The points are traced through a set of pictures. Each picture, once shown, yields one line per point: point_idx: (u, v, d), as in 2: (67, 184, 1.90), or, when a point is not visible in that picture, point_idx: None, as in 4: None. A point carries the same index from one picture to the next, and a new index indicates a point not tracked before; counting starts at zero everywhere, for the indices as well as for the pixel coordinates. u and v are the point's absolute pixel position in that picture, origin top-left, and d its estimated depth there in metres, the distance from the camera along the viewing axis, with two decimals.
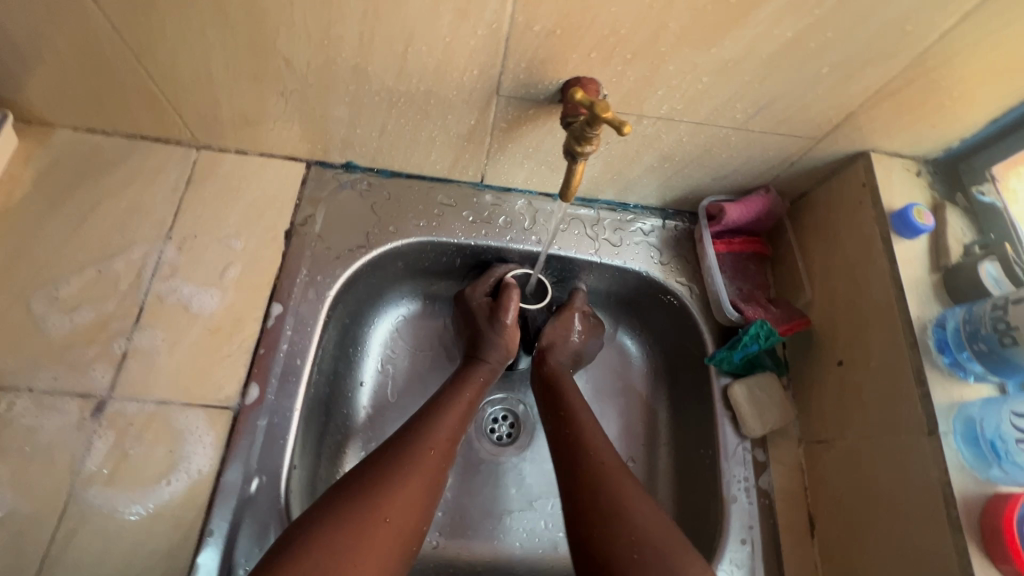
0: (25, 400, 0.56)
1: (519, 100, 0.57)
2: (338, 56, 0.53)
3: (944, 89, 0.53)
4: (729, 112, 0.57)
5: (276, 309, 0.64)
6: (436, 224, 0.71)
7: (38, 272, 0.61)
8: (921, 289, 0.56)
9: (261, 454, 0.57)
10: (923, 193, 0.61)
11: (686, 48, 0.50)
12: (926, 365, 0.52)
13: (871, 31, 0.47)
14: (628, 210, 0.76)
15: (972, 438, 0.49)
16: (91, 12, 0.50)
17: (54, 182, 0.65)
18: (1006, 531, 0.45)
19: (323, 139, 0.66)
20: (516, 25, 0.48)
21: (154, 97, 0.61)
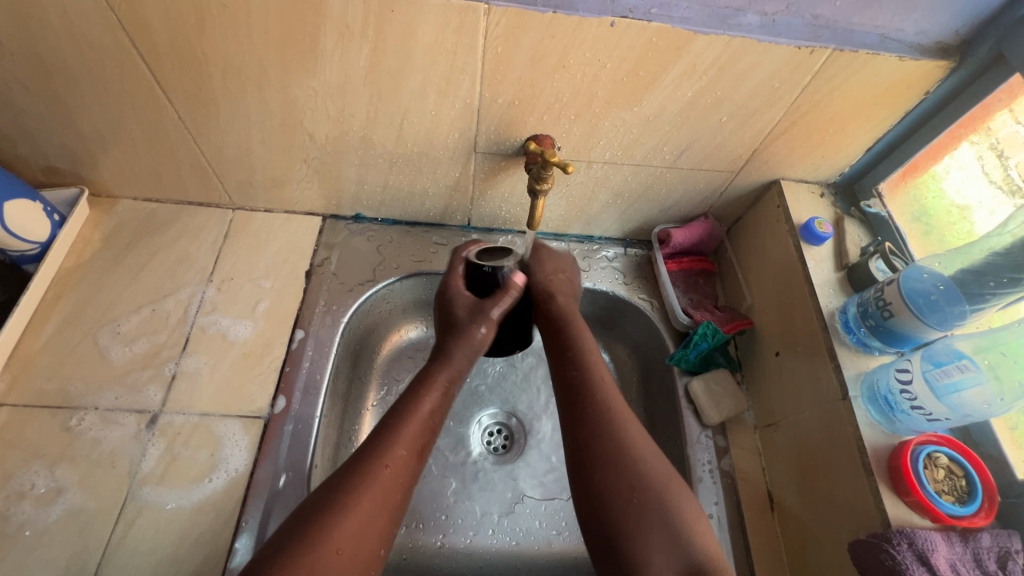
0: (91, 416, 0.66)
1: (492, 155, 0.73)
2: (349, 130, 0.69)
3: (822, 128, 0.68)
4: (659, 155, 0.72)
5: (299, 334, 0.76)
6: (431, 260, 0.85)
7: (103, 314, 0.74)
8: (828, 284, 0.69)
9: (288, 454, 0.67)
10: (826, 209, 0.76)
11: (614, 109, 0.65)
12: (835, 344, 0.63)
13: (750, 89, 0.63)
14: (594, 241, 0.90)
15: (874, 398, 0.59)
16: (164, 108, 0.67)
17: (116, 241, 0.80)
18: (904, 469, 0.54)
19: (337, 195, 0.81)
20: (484, 99, 0.64)
21: (202, 169, 0.77)
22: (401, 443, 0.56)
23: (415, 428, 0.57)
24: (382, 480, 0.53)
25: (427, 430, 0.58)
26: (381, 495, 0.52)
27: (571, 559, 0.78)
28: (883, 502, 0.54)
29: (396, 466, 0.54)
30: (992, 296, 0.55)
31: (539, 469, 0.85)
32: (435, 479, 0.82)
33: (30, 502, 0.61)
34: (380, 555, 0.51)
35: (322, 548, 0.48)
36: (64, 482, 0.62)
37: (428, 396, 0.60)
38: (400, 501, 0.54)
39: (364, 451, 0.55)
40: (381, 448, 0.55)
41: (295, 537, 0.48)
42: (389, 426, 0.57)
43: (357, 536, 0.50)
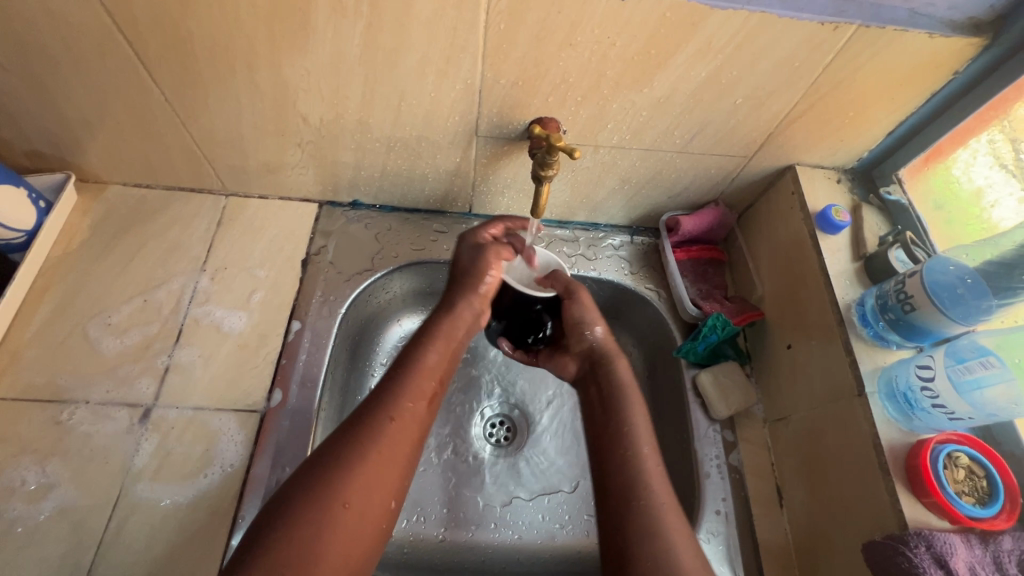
0: (82, 410, 0.65)
1: (495, 139, 0.69)
2: (345, 112, 0.66)
3: (842, 110, 0.65)
4: (669, 139, 0.69)
5: (296, 326, 0.73)
6: (430, 248, 0.82)
7: (93, 305, 0.72)
8: (845, 276, 0.66)
9: (285, 449, 0.65)
10: (843, 196, 0.73)
11: (623, 90, 0.62)
12: (851, 337, 0.61)
13: (768, 68, 0.59)
14: (600, 229, 0.87)
15: (892, 394, 0.57)
16: (149, 89, 0.63)
17: (105, 229, 0.77)
18: (923, 468, 0.52)
19: (334, 181, 0.78)
20: (486, 79, 0.61)
21: (193, 153, 0.73)
22: (410, 398, 0.55)
23: (422, 379, 0.57)
24: (391, 433, 0.52)
25: (433, 381, 0.58)
26: (393, 447, 0.52)
27: (575, 553, 0.77)
28: (900, 503, 0.53)
29: (404, 420, 0.54)
30: (1022, 288, 0.52)
31: (542, 462, 0.83)
32: (436, 472, 0.80)
33: (21, 499, 0.59)
34: (391, 509, 0.51)
35: (328, 504, 0.47)
36: (55, 478, 0.60)
37: (434, 348, 0.60)
38: (413, 451, 0.54)
39: (368, 407, 0.54)
40: (387, 402, 0.54)
41: (298, 502, 0.46)
42: (395, 381, 0.56)
43: (365, 488, 0.49)
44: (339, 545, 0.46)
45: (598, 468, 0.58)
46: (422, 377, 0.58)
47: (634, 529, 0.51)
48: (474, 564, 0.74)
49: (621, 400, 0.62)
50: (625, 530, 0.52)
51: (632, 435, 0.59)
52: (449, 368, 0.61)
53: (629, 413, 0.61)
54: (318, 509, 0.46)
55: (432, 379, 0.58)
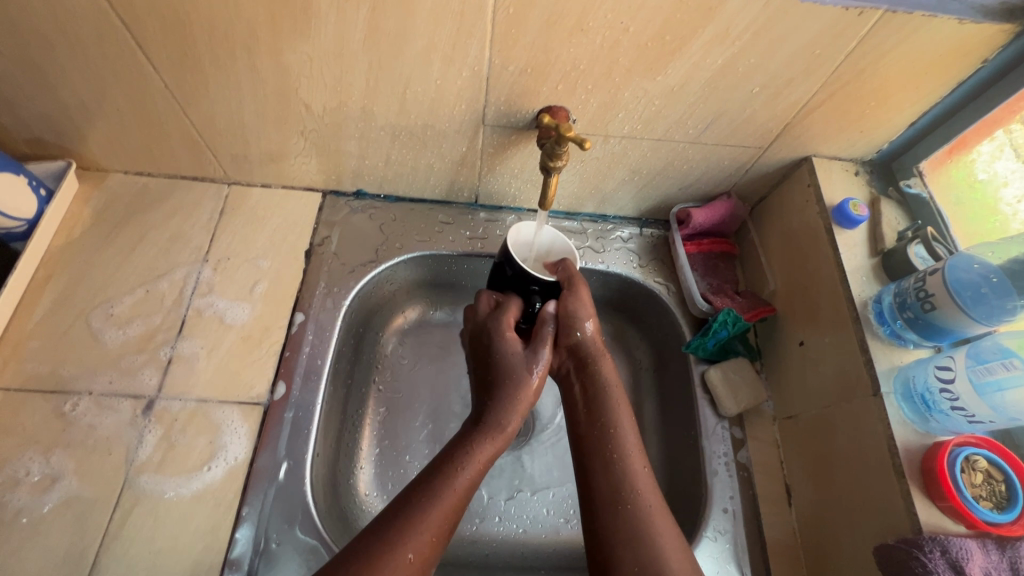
0: (86, 401, 0.64)
1: (502, 128, 0.67)
2: (348, 99, 0.64)
3: (863, 99, 0.62)
4: (682, 129, 0.67)
5: (299, 318, 0.73)
6: (436, 239, 0.81)
7: (95, 295, 0.71)
8: (862, 272, 0.64)
9: (289, 443, 0.65)
10: (861, 189, 0.70)
11: (636, 77, 0.60)
12: (867, 335, 0.59)
13: (787, 56, 0.57)
14: (608, 221, 0.85)
15: (908, 395, 0.55)
16: (149, 75, 0.62)
17: (107, 217, 0.76)
18: (939, 471, 0.51)
19: (338, 170, 0.77)
20: (494, 66, 0.59)
21: (195, 141, 0.72)
22: (434, 529, 0.50)
23: (449, 505, 0.52)
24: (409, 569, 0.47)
25: (462, 508, 0.53)
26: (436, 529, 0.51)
27: (579, 547, 0.76)
28: (914, 505, 0.51)
29: (423, 551, 0.49)
30: None
31: (547, 456, 0.82)
32: None
33: (25, 490, 0.59)
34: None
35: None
36: (59, 470, 0.60)
37: (466, 468, 0.55)
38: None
39: (394, 531, 0.49)
40: (410, 531, 0.49)
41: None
42: (424, 505, 0.51)
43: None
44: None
45: (582, 471, 0.57)
46: (451, 500, 0.53)
47: (618, 535, 0.51)
48: (478, 557, 0.74)
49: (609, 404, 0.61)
50: (611, 537, 0.51)
51: (618, 438, 0.58)
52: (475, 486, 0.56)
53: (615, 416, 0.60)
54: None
55: (459, 505, 0.53)
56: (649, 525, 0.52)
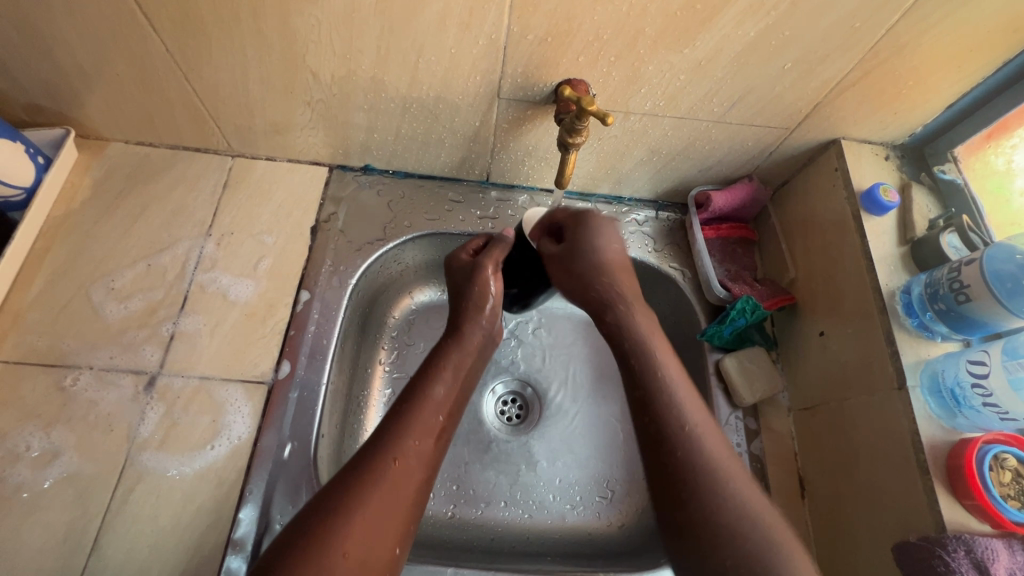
0: (87, 376, 0.63)
1: (518, 102, 0.64)
2: (358, 68, 0.61)
3: (901, 78, 0.59)
4: (707, 107, 0.64)
5: (304, 296, 0.71)
6: (445, 218, 0.78)
7: (96, 268, 0.69)
8: (889, 261, 0.61)
9: (293, 423, 0.64)
10: (891, 175, 0.67)
11: (662, 50, 0.57)
12: (894, 327, 0.57)
13: (825, 29, 0.54)
14: (623, 203, 0.82)
15: (936, 390, 0.53)
16: (149, 38, 0.59)
17: (107, 188, 0.74)
18: (967, 469, 0.49)
19: (345, 144, 0.74)
20: (512, 34, 0.56)
21: (197, 110, 0.69)
22: (415, 434, 0.54)
23: (427, 413, 0.56)
24: (394, 476, 0.50)
25: (441, 414, 0.57)
26: (397, 486, 0.50)
27: (585, 534, 0.75)
28: (939, 502, 0.50)
29: (407, 458, 0.52)
30: None
31: (554, 442, 0.81)
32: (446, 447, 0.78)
33: (26, 465, 0.58)
34: (395, 556, 0.48)
35: (327, 550, 0.45)
36: (61, 445, 0.59)
37: (440, 378, 0.60)
38: (419, 491, 0.52)
39: (377, 442, 0.53)
40: (392, 440, 0.53)
41: (296, 552, 0.44)
42: (404, 413, 0.55)
43: (369, 536, 0.47)
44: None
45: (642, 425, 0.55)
46: (427, 411, 0.57)
47: (694, 506, 0.50)
48: (483, 542, 0.73)
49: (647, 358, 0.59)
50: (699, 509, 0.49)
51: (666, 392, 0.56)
52: (456, 395, 0.61)
53: (656, 371, 0.58)
54: (317, 555, 0.44)
55: (437, 415, 0.57)
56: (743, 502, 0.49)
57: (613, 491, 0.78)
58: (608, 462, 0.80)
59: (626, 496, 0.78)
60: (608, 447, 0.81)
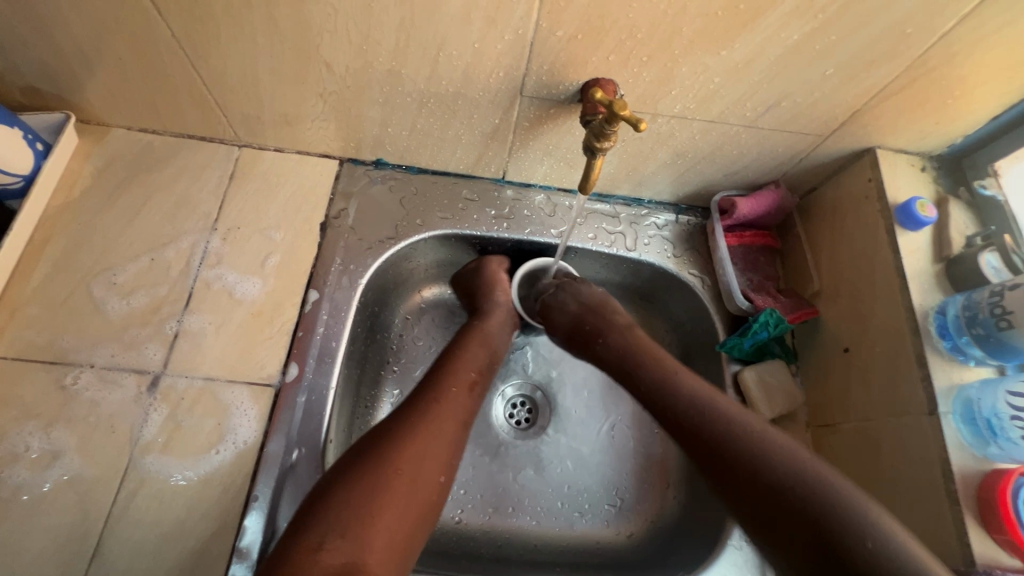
0: (88, 375, 0.61)
1: (541, 100, 0.61)
2: (374, 60, 0.58)
3: (946, 88, 0.56)
4: (739, 111, 0.61)
5: (313, 295, 0.68)
6: (459, 217, 0.76)
7: (97, 261, 0.66)
8: (923, 280, 0.59)
9: (300, 428, 0.62)
10: (927, 187, 0.65)
11: (697, 50, 0.53)
12: (927, 350, 0.55)
13: (873, 34, 0.50)
14: (643, 205, 0.80)
15: (969, 418, 0.51)
16: (154, 22, 0.55)
17: (108, 177, 0.71)
18: (1001, 502, 0.47)
19: (357, 138, 0.71)
20: (540, 30, 0.52)
21: (203, 98, 0.66)
22: (452, 382, 0.59)
23: (460, 367, 0.62)
24: (437, 414, 0.56)
25: (472, 371, 0.62)
26: (441, 423, 0.55)
27: (594, 543, 0.74)
28: (967, 534, 0.49)
29: (447, 402, 0.57)
30: None
31: (563, 447, 0.79)
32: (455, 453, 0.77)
33: (25, 466, 0.56)
34: (442, 483, 0.53)
35: (383, 469, 0.50)
36: (61, 446, 0.57)
37: (472, 343, 0.66)
38: (459, 431, 0.56)
39: (418, 391, 0.58)
40: (435, 385, 0.58)
41: (352, 476, 0.49)
42: (442, 367, 0.62)
43: (420, 460, 0.52)
44: (397, 503, 0.49)
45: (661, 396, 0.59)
46: (460, 366, 0.62)
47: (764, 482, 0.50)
48: (491, 549, 0.72)
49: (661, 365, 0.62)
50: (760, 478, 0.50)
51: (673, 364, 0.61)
52: (487, 359, 0.66)
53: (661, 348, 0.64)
54: (374, 475, 0.49)
55: (469, 370, 0.62)
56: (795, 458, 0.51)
57: (623, 500, 0.77)
58: (619, 470, 0.79)
59: (636, 504, 0.77)
60: (619, 454, 0.80)
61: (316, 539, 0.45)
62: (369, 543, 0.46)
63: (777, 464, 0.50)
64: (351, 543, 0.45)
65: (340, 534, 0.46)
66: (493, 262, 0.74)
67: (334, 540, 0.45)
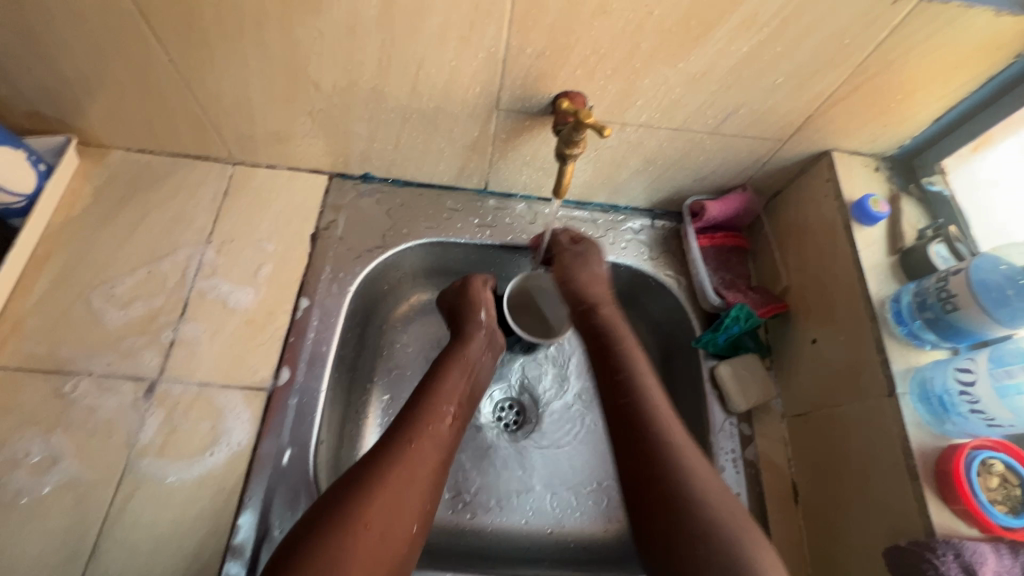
0: (86, 382, 0.63)
1: (516, 113, 0.66)
2: (359, 79, 0.62)
3: (890, 92, 0.61)
4: (701, 118, 0.65)
5: (304, 303, 0.71)
6: (444, 226, 0.79)
7: (96, 274, 0.69)
8: (880, 272, 0.63)
9: (292, 429, 0.64)
10: (881, 186, 0.69)
11: (657, 63, 0.58)
12: (884, 335, 0.59)
13: (815, 44, 0.55)
14: (620, 211, 0.84)
15: (925, 397, 0.55)
16: (153, 48, 0.59)
17: (108, 196, 0.74)
18: (955, 474, 0.50)
19: (345, 153, 0.75)
20: (510, 48, 0.57)
21: (199, 119, 0.70)
22: (427, 420, 0.58)
23: (439, 402, 0.61)
24: (411, 456, 0.54)
25: (451, 404, 0.62)
26: (415, 467, 0.54)
27: (582, 540, 0.75)
28: (928, 508, 0.51)
29: (423, 441, 0.56)
30: None
31: (551, 448, 0.81)
32: None
33: (25, 471, 0.58)
34: (414, 533, 0.52)
35: (351, 523, 0.48)
36: (59, 451, 0.59)
37: (450, 374, 0.65)
38: (435, 471, 0.56)
39: (395, 427, 0.57)
40: (409, 425, 0.57)
41: (322, 527, 0.48)
42: (418, 403, 0.60)
43: (389, 509, 0.50)
44: (363, 560, 0.47)
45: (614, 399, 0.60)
46: (440, 399, 0.61)
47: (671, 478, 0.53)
48: (479, 546, 0.73)
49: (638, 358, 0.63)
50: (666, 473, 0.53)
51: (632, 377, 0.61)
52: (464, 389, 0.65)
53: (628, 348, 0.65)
54: (340, 529, 0.48)
55: (448, 404, 0.61)
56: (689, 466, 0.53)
57: (608, 496, 0.78)
58: (604, 467, 0.80)
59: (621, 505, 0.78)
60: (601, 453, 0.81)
61: None
62: None
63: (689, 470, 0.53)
64: None
65: None
66: (477, 281, 0.75)
67: None
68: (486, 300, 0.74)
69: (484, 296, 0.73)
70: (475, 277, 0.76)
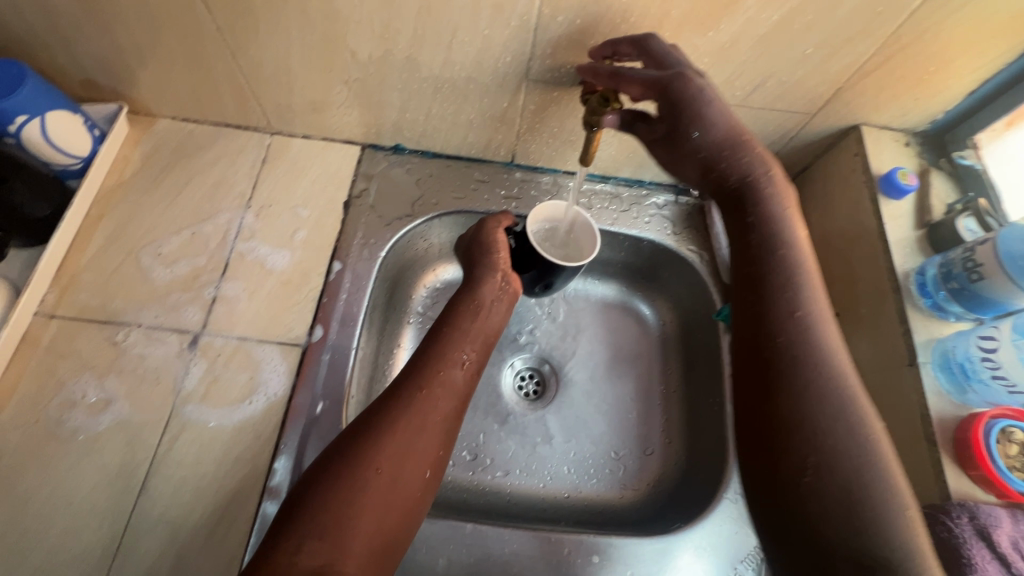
0: (136, 333, 0.67)
1: (545, 83, 0.67)
2: (394, 48, 0.64)
3: (922, 63, 0.60)
4: (729, 90, 0.66)
5: (337, 266, 0.74)
6: (471, 197, 0.82)
7: (144, 234, 0.74)
8: (906, 245, 0.63)
9: (325, 382, 0.67)
10: (910, 160, 0.69)
11: (686, 32, 0.59)
12: (907, 307, 0.59)
13: (847, 13, 0.55)
14: (644, 187, 0.86)
15: (946, 366, 0.55)
16: (201, 17, 0.62)
17: (155, 161, 0.78)
18: (973, 440, 0.51)
19: (378, 123, 0.78)
20: (542, 16, 0.58)
21: (241, 87, 0.73)
22: (438, 368, 0.59)
23: (452, 349, 0.62)
24: (421, 403, 0.56)
25: (465, 351, 0.62)
26: (425, 414, 0.56)
27: (598, 504, 0.78)
28: (944, 473, 0.52)
29: (433, 389, 0.57)
30: None
31: (570, 416, 0.83)
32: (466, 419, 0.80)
33: (82, 411, 0.63)
34: (427, 478, 0.54)
35: (362, 468, 0.50)
36: (112, 394, 0.64)
37: (463, 319, 0.65)
38: (446, 418, 0.57)
39: (407, 375, 0.58)
40: (420, 374, 0.58)
41: (336, 470, 0.50)
42: (430, 351, 0.61)
43: (401, 455, 0.52)
44: (377, 502, 0.49)
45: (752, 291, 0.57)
46: (454, 346, 0.62)
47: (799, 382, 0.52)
48: (498, 504, 0.76)
49: (786, 264, 0.57)
50: (795, 380, 0.52)
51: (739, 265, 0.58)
52: (478, 335, 0.65)
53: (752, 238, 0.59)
54: (353, 471, 0.50)
55: (463, 351, 0.62)
56: (824, 369, 0.52)
57: (625, 465, 0.80)
58: (621, 436, 0.82)
59: (637, 475, 0.80)
60: (619, 422, 0.83)
61: (294, 542, 0.45)
62: (349, 546, 0.46)
63: (819, 376, 0.51)
64: (330, 545, 0.45)
65: (318, 536, 0.46)
66: (491, 221, 0.73)
67: (313, 541, 0.45)
68: (500, 241, 0.71)
69: (495, 237, 0.71)
70: (495, 215, 0.74)
